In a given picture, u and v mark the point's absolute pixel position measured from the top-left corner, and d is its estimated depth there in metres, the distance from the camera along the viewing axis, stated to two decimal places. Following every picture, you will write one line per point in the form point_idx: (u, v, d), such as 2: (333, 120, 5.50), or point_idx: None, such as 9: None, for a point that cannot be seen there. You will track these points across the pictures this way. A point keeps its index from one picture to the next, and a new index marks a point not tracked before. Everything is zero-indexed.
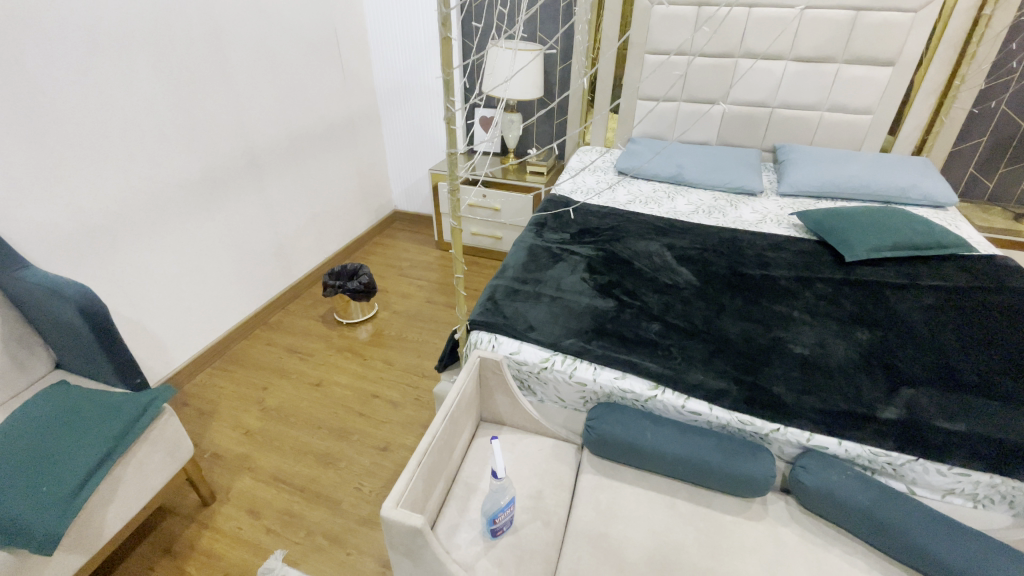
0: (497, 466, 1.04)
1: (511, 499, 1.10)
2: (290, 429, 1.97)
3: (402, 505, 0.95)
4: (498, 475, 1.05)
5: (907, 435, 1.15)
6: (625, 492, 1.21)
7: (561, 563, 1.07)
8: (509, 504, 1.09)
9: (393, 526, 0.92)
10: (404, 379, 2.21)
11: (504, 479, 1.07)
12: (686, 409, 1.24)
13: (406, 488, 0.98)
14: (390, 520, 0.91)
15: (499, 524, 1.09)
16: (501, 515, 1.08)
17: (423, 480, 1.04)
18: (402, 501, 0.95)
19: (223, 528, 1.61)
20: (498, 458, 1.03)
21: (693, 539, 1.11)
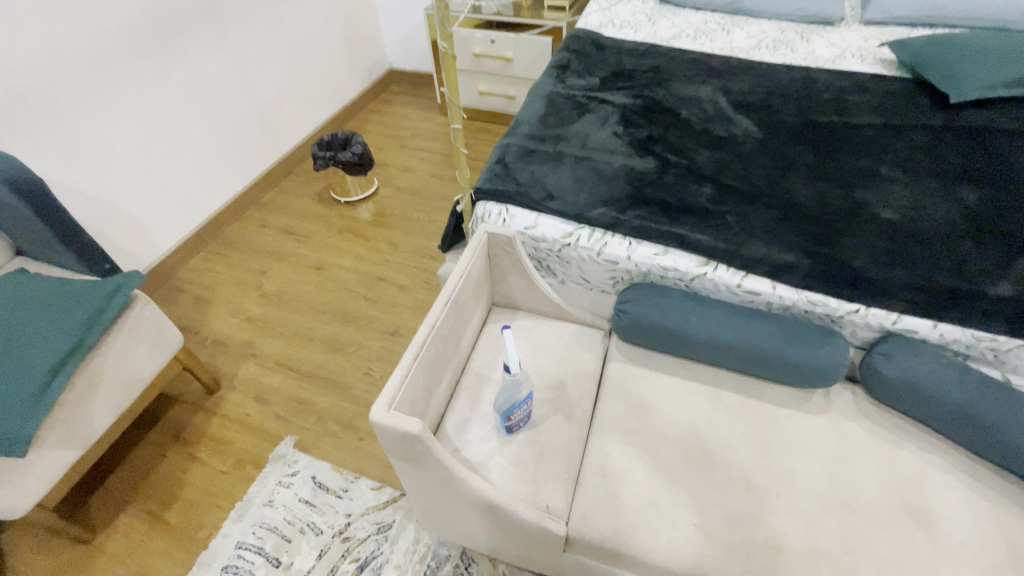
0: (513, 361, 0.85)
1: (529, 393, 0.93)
2: (293, 314, 1.84)
3: (396, 408, 0.79)
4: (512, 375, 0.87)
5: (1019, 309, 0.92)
6: (662, 382, 1.04)
7: (586, 460, 0.94)
8: (526, 399, 0.92)
9: (385, 432, 0.76)
10: (412, 261, 2.01)
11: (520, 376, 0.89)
12: (742, 290, 1.01)
13: (399, 389, 0.81)
14: (381, 425, 0.75)
15: (517, 419, 0.94)
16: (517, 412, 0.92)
17: (423, 376, 0.87)
18: (396, 402, 0.79)
19: (231, 415, 1.55)
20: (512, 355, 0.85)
21: (740, 435, 0.95)
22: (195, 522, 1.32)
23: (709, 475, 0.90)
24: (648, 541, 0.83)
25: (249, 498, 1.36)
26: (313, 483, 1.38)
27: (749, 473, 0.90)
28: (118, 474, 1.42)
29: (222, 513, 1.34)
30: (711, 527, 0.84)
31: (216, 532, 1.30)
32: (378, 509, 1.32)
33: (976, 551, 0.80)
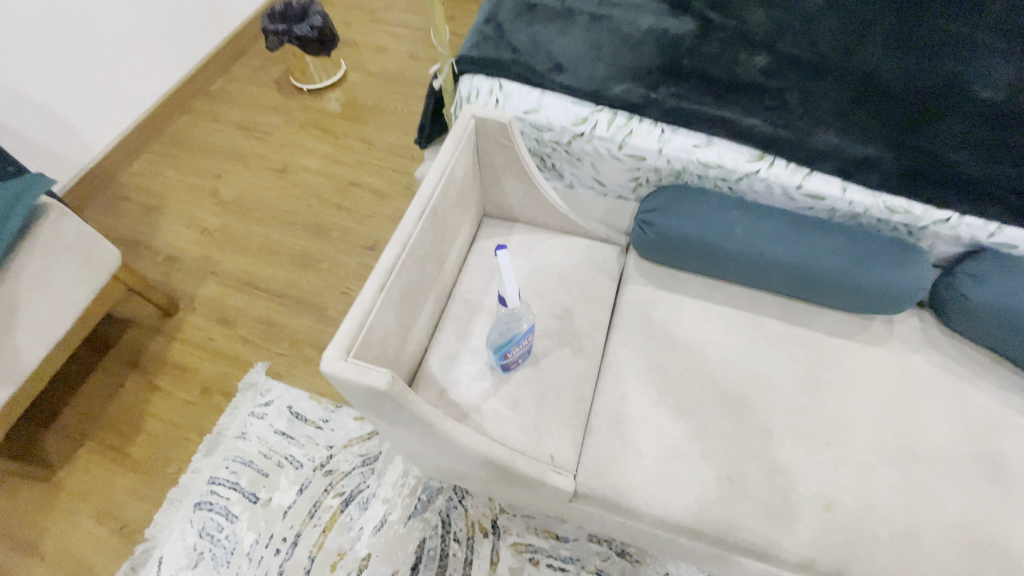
0: (512, 291, 0.64)
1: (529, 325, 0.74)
2: (256, 225, 1.61)
3: (357, 355, 0.60)
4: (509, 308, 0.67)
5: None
6: (691, 307, 0.85)
7: (599, 403, 0.78)
8: (525, 334, 0.73)
9: (344, 386, 0.58)
10: (389, 162, 1.73)
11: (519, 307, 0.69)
12: (802, 194, 0.80)
13: (361, 329, 0.61)
14: (337, 379, 0.57)
15: (514, 357, 0.76)
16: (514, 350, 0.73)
17: (394, 308, 0.67)
18: (357, 347, 0.60)
19: (194, 340, 1.39)
20: (509, 282, 0.63)
21: (785, 372, 0.79)
22: (163, 456, 1.21)
23: (747, 420, 0.75)
24: (673, 499, 0.70)
25: (219, 430, 1.23)
26: (289, 414, 1.25)
27: (793, 417, 0.75)
28: (73, 406, 1.29)
29: (190, 446, 1.22)
30: (747, 482, 0.70)
31: (186, 467, 1.19)
32: (362, 441, 1.20)
33: None
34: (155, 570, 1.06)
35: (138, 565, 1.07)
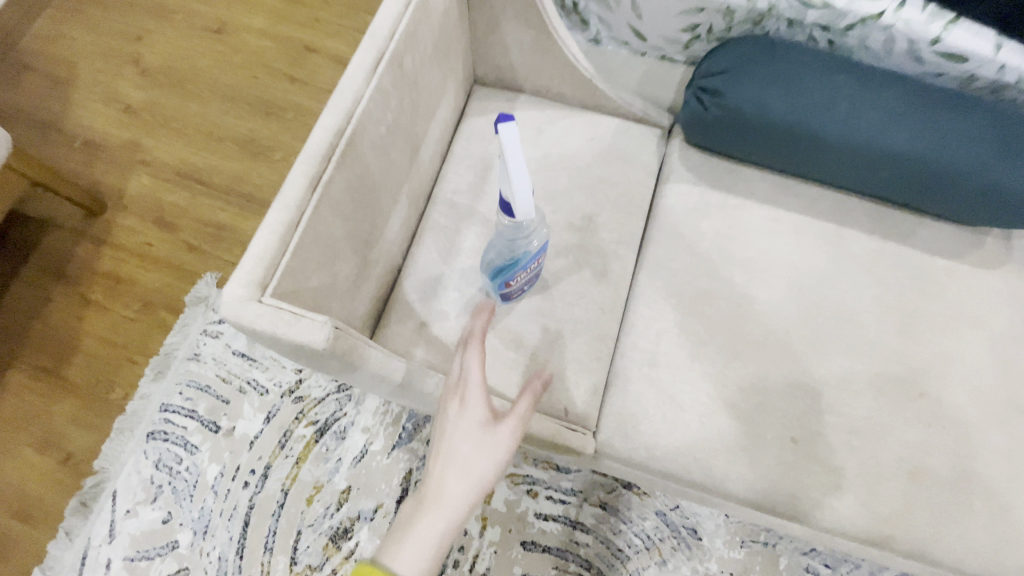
0: (522, 188, 0.41)
1: (543, 241, 0.52)
2: (191, 103, 1.30)
3: (280, 291, 0.39)
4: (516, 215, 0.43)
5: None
6: (754, 215, 0.63)
7: (627, 341, 0.59)
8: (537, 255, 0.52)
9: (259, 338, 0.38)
10: (352, 22, 1.37)
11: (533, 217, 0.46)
12: (933, 53, 0.56)
13: (286, 251, 0.40)
14: (246, 328, 0.36)
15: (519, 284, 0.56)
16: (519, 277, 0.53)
17: (342, 217, 0.45)
18: (280, 280, 0.39)
19: (128, 246, 1.16)
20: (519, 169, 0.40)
21: (871, 303, 0.60)
22: (105, 380, 1.05)
23: (821, 366, 0.57)
24: (721, 465, 0.54)
25: (168, 352, 1.06)
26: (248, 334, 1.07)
27: (879, 361, 0.58)
28: None
29: (136, 369, 1.05)
30: (816, 444, 0.55)
31: (133, 393, 1.03)
32: None
33: None
34: (110, 504, 0.95)
35: (89, 500, 0.95)
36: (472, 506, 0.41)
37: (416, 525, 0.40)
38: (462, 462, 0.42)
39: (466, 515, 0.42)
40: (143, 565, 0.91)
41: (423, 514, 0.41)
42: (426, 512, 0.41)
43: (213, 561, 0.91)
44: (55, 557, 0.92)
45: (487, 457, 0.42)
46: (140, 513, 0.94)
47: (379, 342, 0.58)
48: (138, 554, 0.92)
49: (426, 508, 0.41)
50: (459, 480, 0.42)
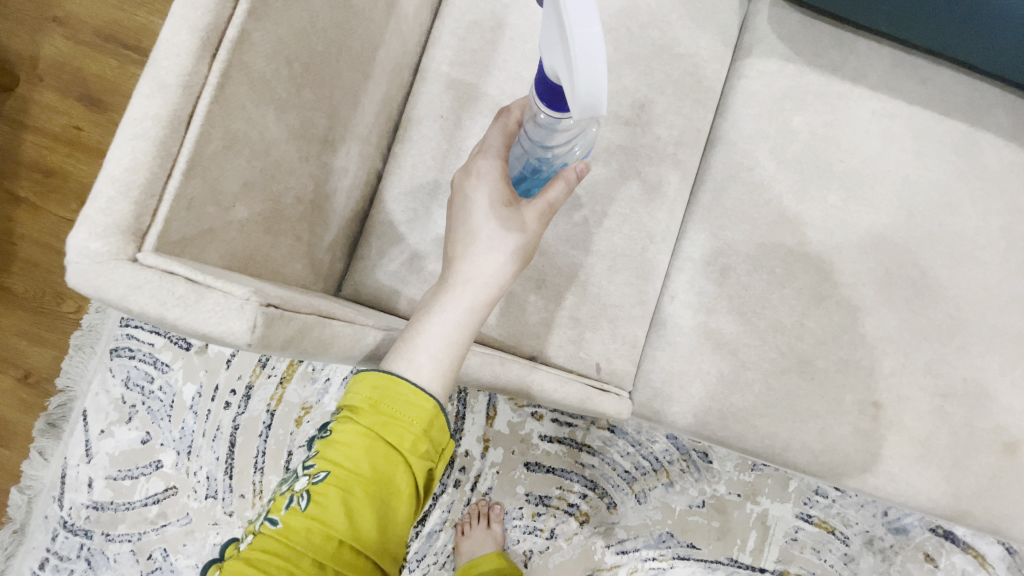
0: (587, 42, 0.22)
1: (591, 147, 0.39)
2: None
3: (179, 234, 0.27)
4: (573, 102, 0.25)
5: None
6: (863, 109, 0.46)
7: (677, 278, 0.46)
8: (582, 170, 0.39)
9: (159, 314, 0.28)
10: None
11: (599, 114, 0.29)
12: None
13: (178, 170, 0.27)
14: (131, 304, 0.26)
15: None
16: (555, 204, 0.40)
17: (271, 101, 0.31)
18: (173, 226, 0.27)
19: (52, 130, 0.95)
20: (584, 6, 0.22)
21: (997, 235, 0.46)
22: (54, 290, 0.92)
23: (921, 314, 0.45)
24: (783, 434, 0.44)
25: None
26: None
27: (994, 309, 0.46)
28: None
29: None
30: (901, 411, 0.45)
31: (87, 305, 0.91)
32: None
33: None
34: (81, 424, 0.88)
35: (58, 421, 0.88)
36: (497, 288, 0.36)
37: (437, 310, 0.36)
38: (487, 239, 0.36)
39: (493, 301, 0.37)
40: (128, 484, 0.87)
41: (449, 289, 0.36)
42: (447, 298, 0.36)
43: (201, 480, 0.87)
44: (33, 476, 0.87)
45: (514, 235, 0.36)
46: (116, 433, 0.88)
47: (358, 278, 0.44)
48: (120, 474, 0.87)
49: (452, 283, 0.36)
50: (484, 261, 0.36)
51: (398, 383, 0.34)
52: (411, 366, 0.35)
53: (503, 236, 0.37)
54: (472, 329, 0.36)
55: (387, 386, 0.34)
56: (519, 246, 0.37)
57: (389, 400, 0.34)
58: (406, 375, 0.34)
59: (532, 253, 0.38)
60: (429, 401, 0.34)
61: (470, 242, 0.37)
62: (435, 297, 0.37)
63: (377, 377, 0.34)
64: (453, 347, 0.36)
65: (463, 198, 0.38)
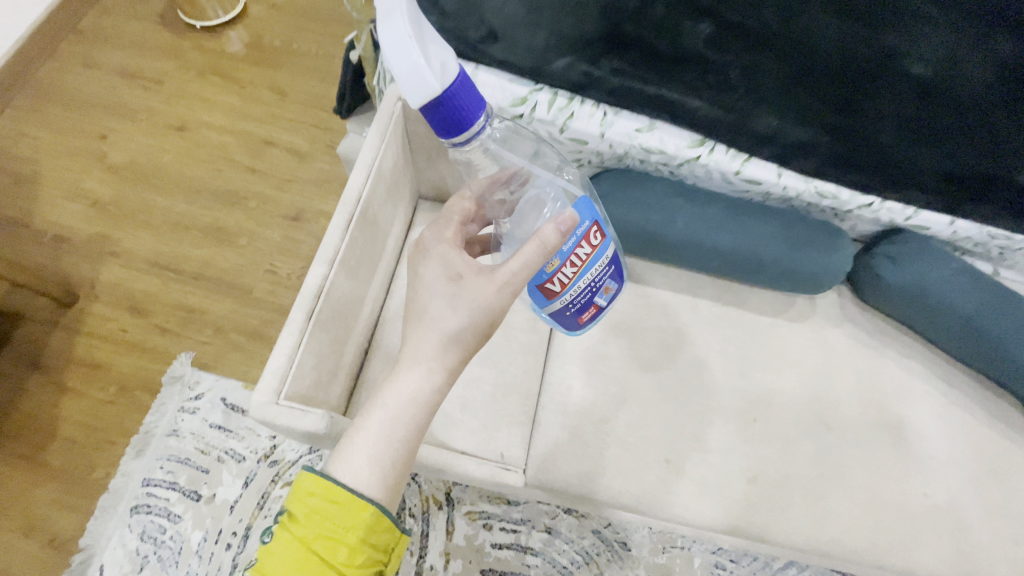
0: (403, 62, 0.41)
1: (604, 223, 0.55)
2: (156, 195, 1.40)
3: (290, 394, 0.59)
4: (413, 96, 0.41)
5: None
6: (634, 292, 0.86)
7: (545, 398, 0.79)
8: (603, 248, 0.55)
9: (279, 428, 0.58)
10: (306, 115, 1.51)
11: (478, 117, 0.44)
12: (739, 179, 0.80)
13: (292, 365, 0.59)
14: (270, 423, 0.57)
15: (593, 301, 0.59)
16: (576, 275, 0.54)
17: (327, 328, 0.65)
18: (291, 387, 0.59)
19: (102, 333, 1.24)
20: (393, 40, 0.41)
21: (718, 355, 0.83)
22: (86, 462, 1.12)
23: (686, 403, 0.79)
24: (617, 485, 0.74)
25: (147, 430, 1.14)
26: (223, 407, 1.16)
27: (725, 396, 0.80)
28: None
29: (116, 448, 1.13)
30: (685, 464, 0.75)
31: (114, 471, 1.11)
32: None
33: (941, 464, 0.79)
34: None
35: None
36: (435, 377, 0.54)
37: (381, 401, 0.53)
38: (420, 345, 0.55)
39: (432, 383, 0.54)
40: None
41: (399, 374, 0.54)
42: (393, 387, 0.53)
43: None
44: None
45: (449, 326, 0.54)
46: None
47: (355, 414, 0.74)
48: None
49: (402, 369, 0.54)
50: (424, 348, 0.55)
51: (334, 490, 0.48)
52: (349, 472, 0.50)
53: (446, 319, 0.55)
54: (405, 424, 0.52)
55: (333, 493, 0.48)
56: (450, 339, 0.54)
57: (333, 512, 0.48)
58: (344, 480, 0.49)
59: (466, 338, 0.55)
60: (363, 505, 0.49)
61: (420, 330, 0.55)
62: (392, 379, 0.54)
63: (326, 486, 0.49)
64: (387, 448, 0.51)
65: (418, 272, 0.59)
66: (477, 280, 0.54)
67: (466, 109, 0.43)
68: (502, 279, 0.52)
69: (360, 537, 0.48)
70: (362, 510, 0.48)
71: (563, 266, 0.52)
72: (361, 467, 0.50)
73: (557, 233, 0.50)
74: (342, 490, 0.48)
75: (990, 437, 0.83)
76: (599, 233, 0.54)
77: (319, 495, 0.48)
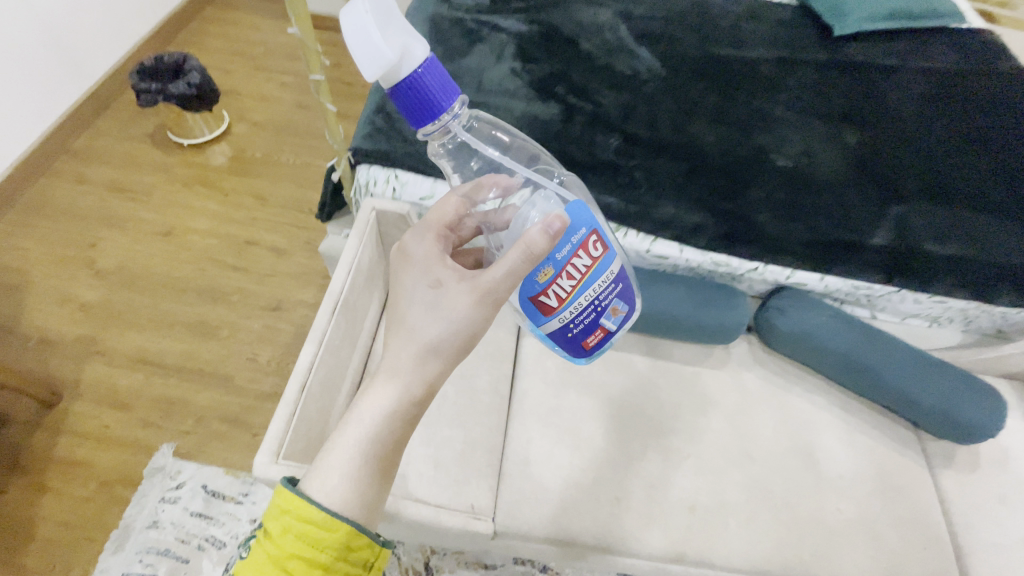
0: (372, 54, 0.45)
1: (605, 234, 0.57)
2: (142, 296, 1.50)
3: (286, 457, 0.69)
4: (374, 71, 0.46)
5: (1001, 283, 0.99)
6: None
7: (508, 452, 0.90)
8: (603, 262, 0.57)
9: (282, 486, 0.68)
10: (285, 217, 1.68)
11: (442, 103, 0.50)
12: (651, 256, 0.99)
13: (288, 431, 0.70)
14: (273, 481, 0.67)
15: (602, 325, 0.61)
16: (576, 289, 0.57)
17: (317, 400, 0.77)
18: (287, 450, 0.69)
19: (83, 430, 1.28)
20: (354, 21, 0.45)
21: (654, 402, 0.97)
22: (62, 563, 1.12)
23: (630, 445, 0.92)
24: (575, 524, 0.84)
25: (127, 523, 1.16)
26: (205, 494, 1.20)
27: (663, 437, 0.93)
28: None
29: (94, 546, 1.14)
30: (632, 500, 0.86)
31: (92, 570, 1.12)
32: None
33: (849, 482, 0.93)
34: None
35: None
36: (414, 390, 0.56)
37: (360, 413, 0.54)
38: (399, 356, 0.56)
39: (411, 395, 0.55)
40: None
41: (380, 385, 0.55)
42: (374, 400, 0.55)
43: None
44: None
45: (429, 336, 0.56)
46: None
47: None
48: None
49: (382, 380, 0.55)
50: (403, 358, 0.56)
51: (306, 510, 0.49)
52: (325, 492, 0.51)
53: (424, 330, 0.56)
54: (383, 435, 0.54)
55: (305, 513, 0.49)
56: (428, 350, 0.56)
57: (307, 531, 0.49)
58: (319, 500, 0.50)
59: (445, 348, 0.56)
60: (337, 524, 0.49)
61: (401, 341, 0.57)
62: (374, 390, 0.55)
63: (299, 505, 0.49)
64: (364, 463, 0.52)
65: (401, 281, 0.60)
66: (456, 289, 0.56)
67: (431, 95, 0.49)
68: (484, 287, 0.54)
69: (334, 554, 0.49)
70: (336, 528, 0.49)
71: (562, 278, 0.55)
72: (335, 486, 0.51)
73: (545, 236, 0.51)
74: (315, 510, 0.49)
75: (888, 455, 0.97)
76: (600, 245, 0.56)
77: (293, 512, 0.49)
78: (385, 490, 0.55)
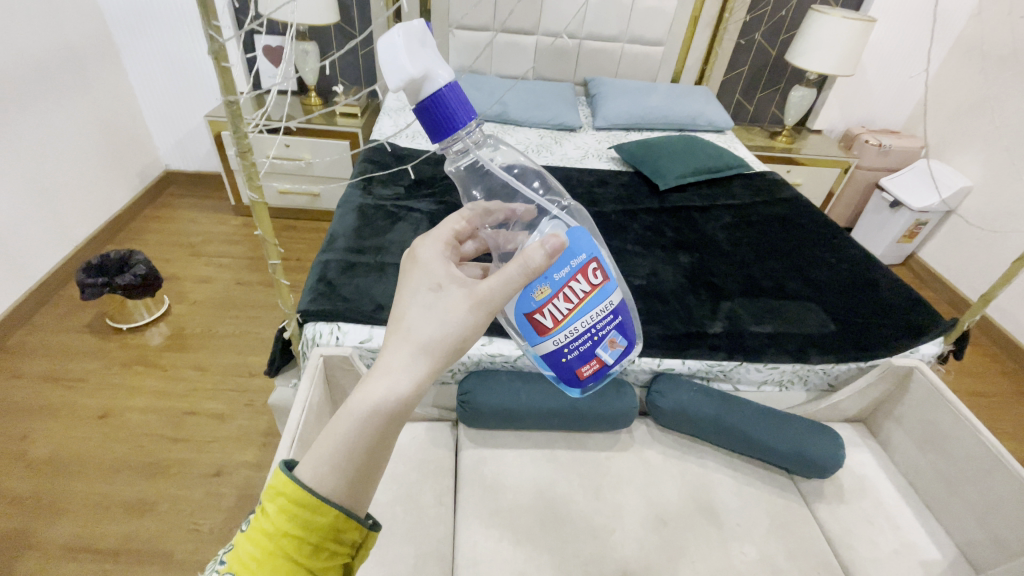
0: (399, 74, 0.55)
1: (605, 265, 0.69)
2: (72, 482, 1.47)
3: None
4: (398, 83, 0.56)
5: (810, 347, 1.31)
6: (509, 458, 1.18)
7: (458, 556, 1.01)
8: (601, 288, 0.69)
9: None
10: (225, 384, 1.78)
11: (457, 118, 0.60)
12: None
13: None
14: None
15: (596, 353, 0.73)
16: (571, 314, 0.69)
17: None
18: None
19: None
20: (388, 41, 0.54)
21: (578, 488, 1.14)
22: None
23: (564, 529, 1.06)
24: None
25: None
26: None
27: (590, 517, 1.08)
28: None
29: None
30: None
31: None
32: None
33: (747, 527, 1.11)
34: None
35: None
36: (401, 389, 0.58)
37: (351, 408, 0.58)
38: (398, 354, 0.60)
39: (397, 393, 0.58)
40: None
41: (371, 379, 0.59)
42: (367, 391, 0.58)
43: None
44: None
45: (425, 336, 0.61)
46: None
47: None
48: None
49: (374, 375, 0.59)
50: (400, 356, 0.60)
51: (300, 493, 0.55)
52: (316, 477, 0.55)
53: (417, 331, 0.61)
54: (369, 427, 0.57)
55: (298, 496, 0.54)
56: (420, 348, 0.60)
57: (299, 509, 0.54)
58: (309, 484, 0.55)
59: (436, 349, 0.61)
60: (326, 510, 0.55)
61: (401, 340, 0.61)
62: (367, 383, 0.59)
63: (293, 487, 0.55)
64: (352, 455, 0.56)
65: (409, 276, 0.67)
66: (454, 292, 0.63)
67: (449, 114, 0.60)
68: (481, 295, 0.61)
69: (323, 535, 0.55)
70: (326, 511, 0.55)
71: (559, 301, 0.68)
72: (325, 472, 0.56)
73: (543, 254, 0.60)
74: (308, 494, 0.54)
75: (773, 499, 1.18)
76: (599, 275, 0.68)
77: (289, 490, 0.55)
78: (372, 481, 0.59)
